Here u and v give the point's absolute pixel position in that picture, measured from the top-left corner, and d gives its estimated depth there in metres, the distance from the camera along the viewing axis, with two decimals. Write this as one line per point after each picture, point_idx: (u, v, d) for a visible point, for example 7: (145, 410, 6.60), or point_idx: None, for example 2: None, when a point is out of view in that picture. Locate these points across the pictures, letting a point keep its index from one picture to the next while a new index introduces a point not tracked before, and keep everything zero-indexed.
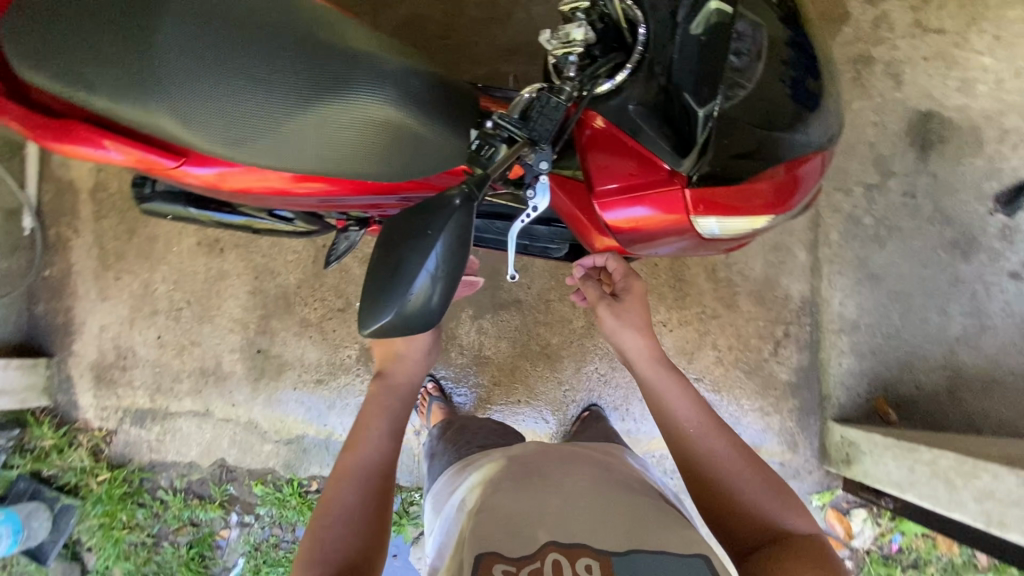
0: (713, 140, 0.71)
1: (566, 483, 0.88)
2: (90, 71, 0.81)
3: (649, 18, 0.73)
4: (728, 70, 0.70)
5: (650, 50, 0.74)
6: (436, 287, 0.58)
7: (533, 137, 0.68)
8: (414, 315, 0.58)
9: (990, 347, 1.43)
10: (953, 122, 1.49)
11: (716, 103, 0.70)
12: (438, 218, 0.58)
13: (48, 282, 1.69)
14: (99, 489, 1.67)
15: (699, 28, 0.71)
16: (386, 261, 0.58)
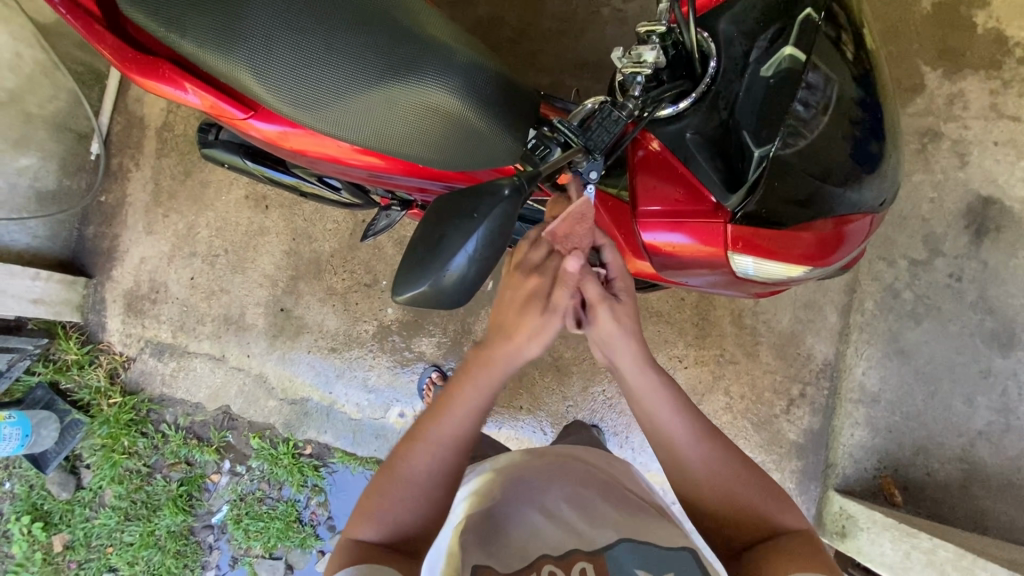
0: (764, 182, 0.72)
1: (554, 485, 0.90)
2: (183, 14, 0.86)
3: (722, 53, 0.74)
4: (792, 116, 0.71)
5: (717, 84, 0.75)
6: (474, 269, 0.60)
7: (587, 147, 0.71)
8: (445, 292, 0.60)
9: (1014, 448, 1.37)
10: (1014, 212, 1.45)
11: (773, 147, 0.71)
12: (488, 204, 0.59)
13: (102, 207, 1.78)
14: (108, 411, 1.73)
15: (769, 70, 0.73)
16: (428, 236, 0.60)
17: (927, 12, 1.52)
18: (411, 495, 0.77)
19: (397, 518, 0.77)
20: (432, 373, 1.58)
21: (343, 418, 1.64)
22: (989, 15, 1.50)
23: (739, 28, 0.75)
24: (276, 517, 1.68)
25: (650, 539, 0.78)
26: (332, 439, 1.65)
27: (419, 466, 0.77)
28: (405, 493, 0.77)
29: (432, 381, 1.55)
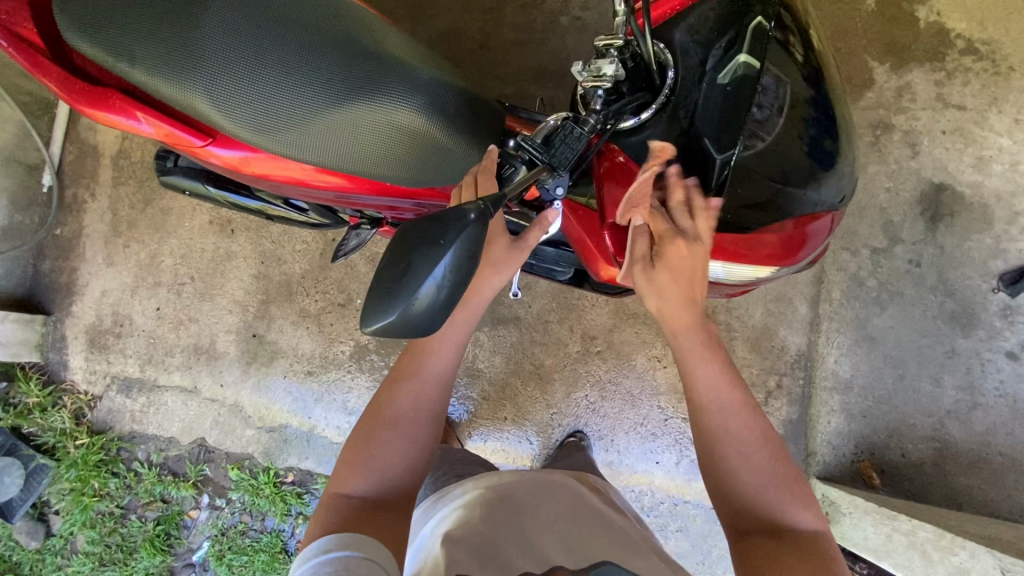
0: (724, 190, 0.73)
1: (544, 506, 0.90)
2: (134, 45, 0.84)
3: (679, 64, 0.76)
4: (748, 121, 0.72)
5: (676, 94, 0.76)
6: (441, 299, 0.59)
7: (553, 166, 0.70)
8: (412, 323, 0.58)
9: (981, 424, 1.42)
10: (965, 197, 1.51)
11: (733, 154, 0.72)
12: (451, 232, 0.59)
13: (58, 240, 1.71)
14: (75, 453, 1.66)
15: (725, 77, 0.73)
16: (394, 262, 0.59)
17: (871, 10, 1.59)
18: (400, 431, 0.87)
19: (384, 463, 0.85)
20: None
21: (324, 442, 1.60)
22: (929, 10, 1.57)
23: (691, 39, 0.76)
24: (260, 550, 1.63)
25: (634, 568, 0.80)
26: (314, 464, 1.61)
27: (400, 412, 0.87)
28: (389, 436, 0.86)
29: None
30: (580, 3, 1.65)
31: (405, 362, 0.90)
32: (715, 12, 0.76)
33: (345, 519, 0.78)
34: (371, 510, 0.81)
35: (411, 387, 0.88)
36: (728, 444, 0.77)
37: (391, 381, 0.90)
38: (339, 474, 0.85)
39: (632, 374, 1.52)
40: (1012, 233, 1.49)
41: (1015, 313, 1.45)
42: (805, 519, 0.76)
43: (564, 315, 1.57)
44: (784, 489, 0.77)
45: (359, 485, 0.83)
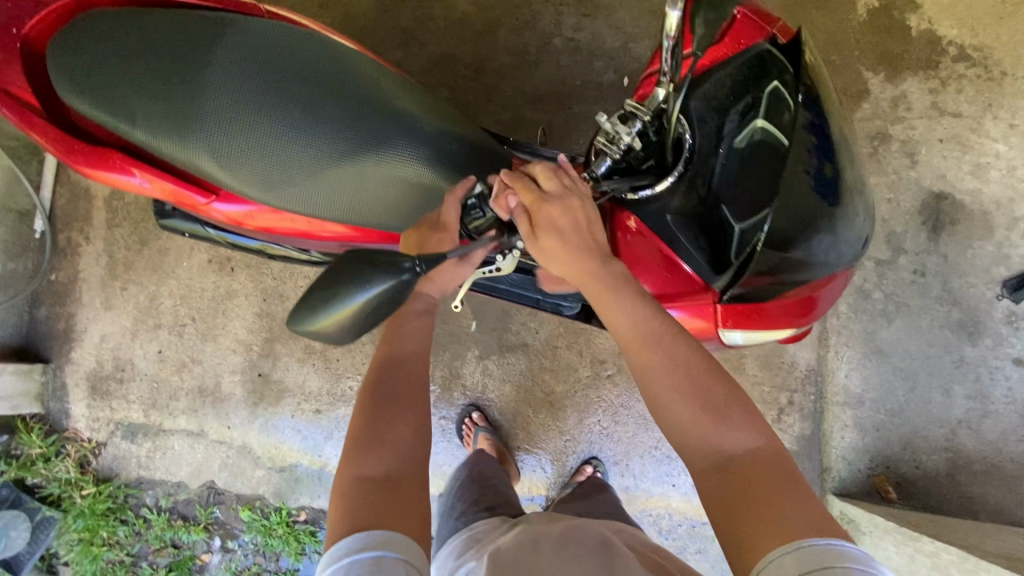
0: (750, 267, 0.70)
1: (573, 542, 0.87)
2: (133, 105, 0.83)
3: (695, 129, 0.71)
4: (773, 194, 0.67)
5: (693, 163, 0.70)
6: (350, 326, 0.59)
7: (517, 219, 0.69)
8: (319, 334, 0.59)
9: (992, 432, 1.43)
10: (964, 205, 1.52)
11: (761, 229, 0.67)
12: (380, 276, 0.57)
13: (53, 286, 1.68)
14: (82, 503, 1.63)
15: (743, 141, 0.69)
16: (329, 277, 0.57)
17: (863, 20, 1.59)
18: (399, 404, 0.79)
19: (392, 437, 0.77)
20: (470, 414, 1.55)
21: None
22: (920, 18, 1.58)
23: (706, 103, 0.73)
24: None
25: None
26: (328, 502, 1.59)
27: (394, 387, 0.80)
28: (390, 413, 0.78)
29: (473, 422, 1.54)
30: (572, 24, 1.64)
31: (382, 345, 0.84)
32: (733, 78, 0.73)
33: (367, 503, 0.71)
34: (394, 489, 0.73)
35: (395, 362, 0.82)
36: (656, 377, 0.71)
37: (376, 364, 0.83)
38: (346, 460, 0.76)
39: (643, 397, 1.52)
40: (1013, 239, 1.49)
41: (1020, 319, 1.46)
42: (747, 437, 0.69)
43: (573, 340, 1.56)
44: (728, 409, 0.70)
45: (375, 465, 0.74)
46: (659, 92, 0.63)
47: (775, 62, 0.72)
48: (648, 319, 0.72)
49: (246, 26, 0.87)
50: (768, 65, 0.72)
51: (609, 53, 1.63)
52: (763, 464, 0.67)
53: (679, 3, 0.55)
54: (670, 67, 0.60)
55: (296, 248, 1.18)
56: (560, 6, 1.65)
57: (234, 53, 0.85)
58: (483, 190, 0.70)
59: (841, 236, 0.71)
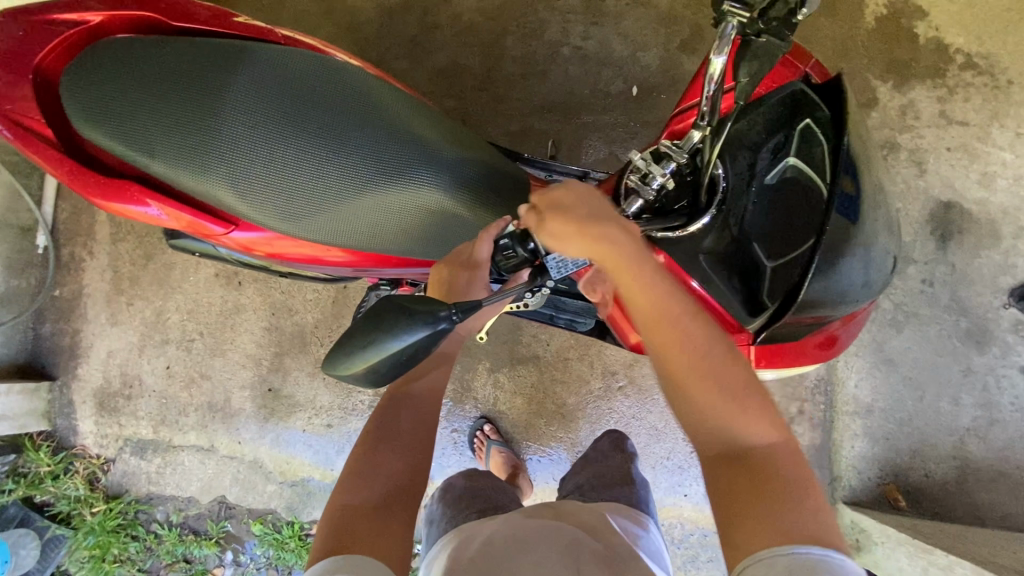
0: (792, 307, 0.66)
1: (557, 533, 0.83)
2: (152, 138, 0.83)
3: (729, 168, 0.72)
4: (816, 231, 0.65)
5: (728, 201, 0.71)
6: (385, 371, 0.58)
7: (545, 264, 0.67)
8: (354, 377, 0.58)
9: (999, 440, 1.44)
10: (972, 214, 1.52)
11: (803, 269, 0.65)
12: (417, 326, 0.56)
13: (58, 302, 1.66)
14: (92, 520, 1.62)
15: (774, 179, 0.70)
16: (366, 324, 0.57)
17: (871, 28, 1.59)
18: (401, 443, 0.82)
19: (385, 473, 0.79)
20: (481, 427, 1.55)
21: None
22: (928, 25, 1.58)
23: (739, 142, 0.74)
24: None
25: None
26: None
27: (398, 427, 0.83)
28: (388, 449, 0.81)
29: (484, 435, 1.53)
30: (580, 32, 1.63)
31: (394, 384, 0.89)
32: (766, 117, 0.74)
33: (343, 534, 0.72)
34: (372, 521, 0.74)
35: (403, 399, 0.86)
36: (675, 350, 0.67)
37: (385, 400, 0.87)
38: (337, 489, 0.79)
39: (655, 408, 1.53)
40: (1020, 248, 1.50)
41: None
42: (757, 431, 0.68)
43: (584, 351, 1.56)
44: (739, 399, 0.68)
45: (357, 496, 0.76)
46: (694, 134, 0.64)
47: (809, 100, 0.72)
48: (672, 295, 0.67)
49: (265, 55, 0.87)
50: (802, 104, 0.73)
51: (617, 61, 1.62)
52: (772, 457, 0.68)
53: (723, 48, 0.55)
54: (710, 105, 0.60)
55: (317, 273, 1.18)
56: (567, 14, 1.63)
57: (253, 83, 0.85)
58: (515, 230, 0.69)
59: (871, 270, 0.72)
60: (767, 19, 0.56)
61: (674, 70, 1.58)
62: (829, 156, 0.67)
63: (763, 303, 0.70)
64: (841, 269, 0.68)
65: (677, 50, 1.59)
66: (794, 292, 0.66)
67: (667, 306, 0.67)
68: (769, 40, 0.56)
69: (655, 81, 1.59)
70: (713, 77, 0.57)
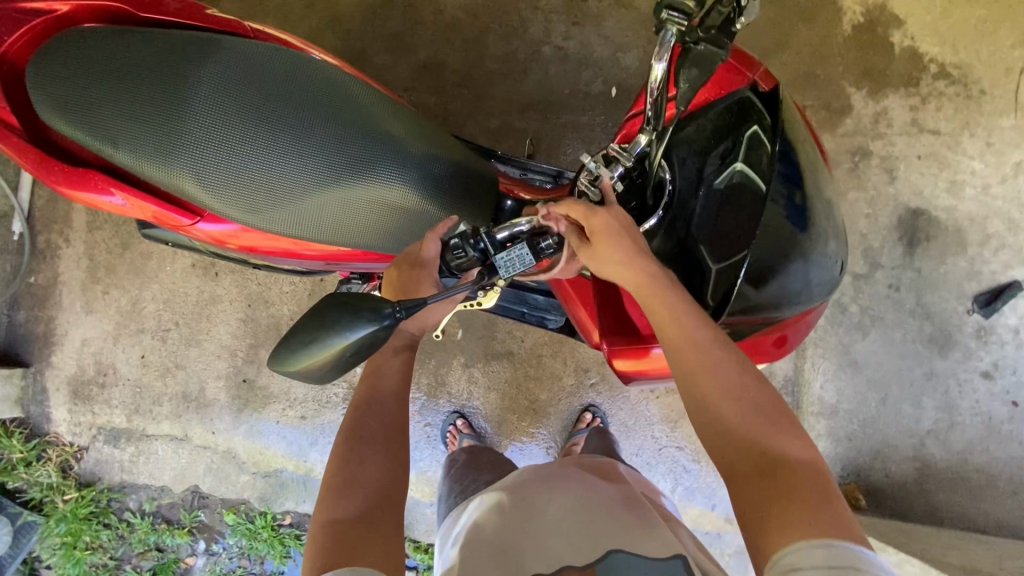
0: (727, 308, 0.70)
1: (555, 502, 0.84)
2: (115, 128, 0.84)
3: (677, 173, 0.75)
4: (753, 235, 0.68)
5: (674, 205, 0.74)
6: (330, 367, 0.59)
7: (494, 263, 0.67)
8: (300, 374, 0.59)
9: (959, 442, 1.48)
10: (940, 221, 1.55)
11: (739, 272, 0.68)
12: (361, 322, 0.58)
13: (33, 289, 1.66)
14: (64, 507, 1.63)
15: (721, 183, 0.72)
16: (309, 321, 0.58)
17: (847, 35, 1.61)
18: (376, 441, 0.80)
19: (369, 478, 0.77)
20: (455, 421, 1.56)
21: None
22: (903, 34, 1.60)
23: (689, 148, 0.76)
24: None
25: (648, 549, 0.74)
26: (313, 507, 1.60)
27: (371, 427, 0.80)
28: (363, 453, 0.78)
29: (457, 429, 1.55)
30: (562, 32, 1.64)
31: (360, 385, 0.84)
32: (714, 122, 0.77)
33: (338, 545, 0.71)
34: (366, 524, 0.74)
35: (370, 399, 0.82)
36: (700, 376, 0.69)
37: (353, 405, 0.83)
38: (320, 505, 0.76)
39: (626, 405, 1.55)
40: (985, 256, 1.54)
41: (989, 333, 1.51)
42: (796, 448, 0.68)
43: (558, 348, 1.58)
44: (772, 421, 0.69)
45: (344, 508, 0.75)
46: (641, 139, 0.66)
47: (754, 108, 0.75)
48: (689, 319, 0.69)
49: (230, 47, 0.88)
50: (748, 111, 0.75)
51: (598, 62, 1.63)
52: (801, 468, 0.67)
53: (663, 55, 0.58)
54: (654, 112, 0.62)
55: (290, 266, 1.19)
56: (549, 13, 1.64)
57: (217, 75, 0.85)
58: (463, 230, 0.70)
59: (818, 273, 0.74)
60: (705, 28, 0.60)
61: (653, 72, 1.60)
62: (771, 160, 0.70)
63: (705, 304, 0.72)
64: (780, 274, 0.70)
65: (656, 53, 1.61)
66: (728, 293, 0.69)
67: (683, 333, 0.69)
68: (708, 48, 0.59)
69: (635, 83, 1.61)
70: (654, 83, 0.59)
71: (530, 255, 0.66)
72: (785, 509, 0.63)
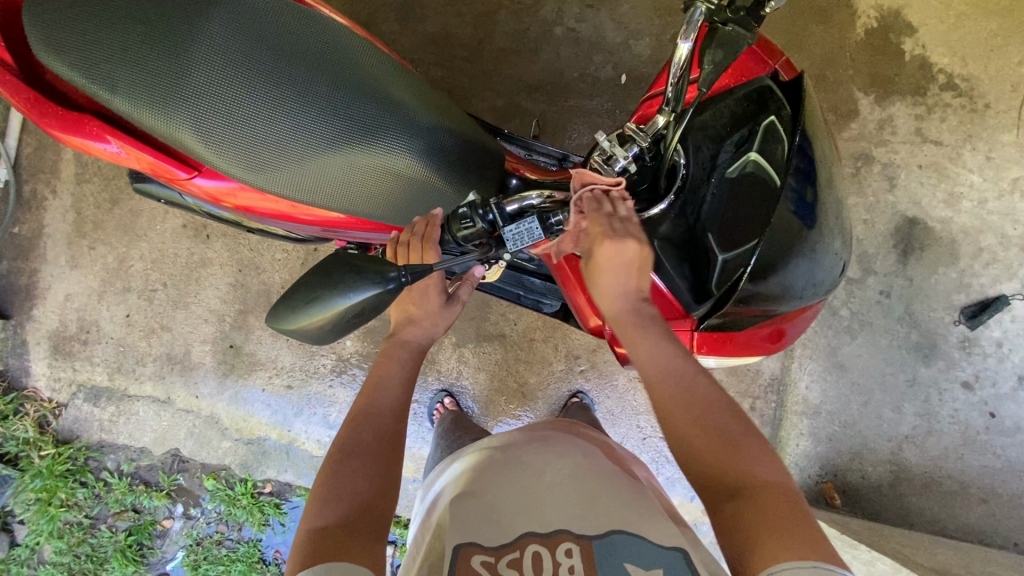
0: (732, 298, 0.69)
1: (551, 466, 0.84)
2: (114, 70, 0.80)
3: (691, 157, 0.74)
4: (764, 225, 0.67)
5: (684, 190, 0.73)
6: (331, 328, 0.58)
7: (502, 236, 0.66)
8: (299, 332, 0.58)
9: (935, 449, 1.51)
10: (935, 232, 1.57)
11: (748, 260, 0.67)
12: (365, 285, 0.56)
13: (16, 239, 1.61)
14: (40, 463, 1.60)
15: (734, 172, 0.71)
16: (313, 280, 0.57)
17: (860, 39, 1.60)
18: (369, 450, 0.80)
19: (357, 489, 0.76)
20: (442, 399, 1.56)
21: (304, 455, 1.58)
22: (914, 42, 1.60)
23: (704, 133, 0.75)
24: (236, 560, 1.61)
25: (642, 533, 0.71)
26: (294, 477, 1.59)
27: (362, 440, 0.80)
28: (353, 465, 0.78)
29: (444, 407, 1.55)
30: (574, 14, 1.61)
31: (359, 398, 0.85)
32: (732, 108, 0.76)
33: (319, 550, 0.68)
34: (349, 536, 0.71)
35: (369, 412, 0.83)
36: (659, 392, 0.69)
37: (350, 418, 0.83)
38: (305, 515, 0.75)
39: (613, 393, 1.56)
40: (976, 268, 1.56)
41: (973, 345, 1.53)
42: (764, 469, 0.64)
43: (550, 333, 1.58)
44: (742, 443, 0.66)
45: (326, 517, 0.73)
46: (659, 119, 0.65)
47: (775, 98, 0.74)
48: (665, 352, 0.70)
49: None
50: (768, 101, 0.74)
51: (609, 47, 1.60)
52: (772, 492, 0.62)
53: (690, 34, 0.57)
54: (674, 93, 0.61)
55: (285, 231, 1.17)
56: None
57: (225, 26, 0.82)
58: (474, 200, 0.68)
59: (822, 267, 0.73)
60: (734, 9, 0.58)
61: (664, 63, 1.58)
62: (788, 153, 0.69)
63: (710, 291, 0.72)
64: (785, 267, 0.70)
65: (668, 42, 1.59)
66: (734, 282, 0.69)
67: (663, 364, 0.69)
68: (734, 29, 0.60)
69: (645, 71, 1.59)
70: (678, 64, 0.58)
71: (539, 228, 0.65)
72: (759, 531, 0.59)
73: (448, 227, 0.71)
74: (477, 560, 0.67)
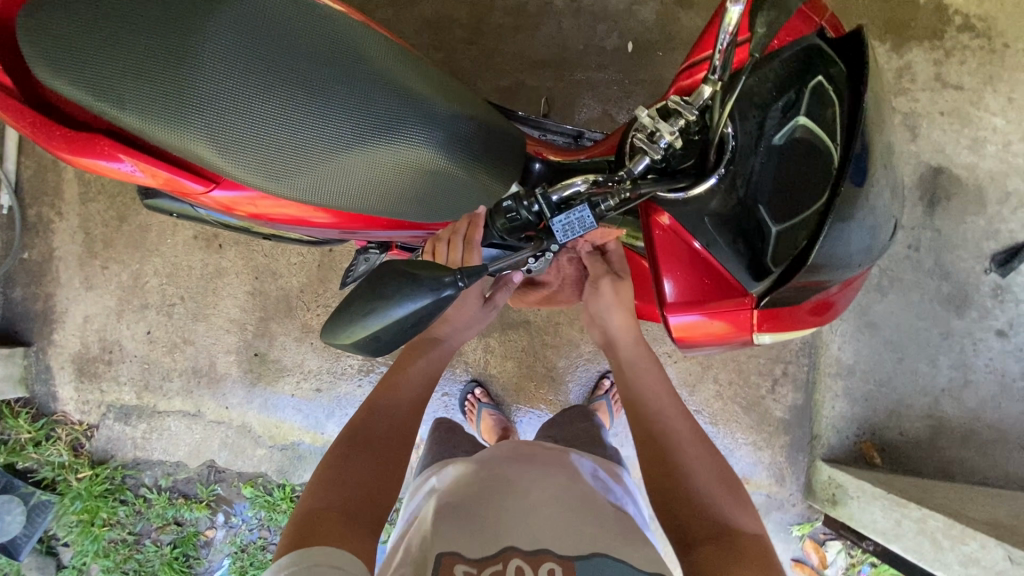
0: (800, 271, 0.65)
1: (535, 485, 0.86)
2: (120, 86, 0.77)
3: (738, 127, 0.70)
4: (822, 190, 0.64)
5: (735, 161, 0.70)
6: (388, 338, 0.56)
7: (552, 228, 0.66)
8: (356, 345, 0.56)
9: (972, 400, 1.50)
10: (960, 180, 1.53)
11: (806, 229, 0.64)
12: (421, 292, 0.55)
13: (27, 265, 1.59)
14: (78, 485, 1.61)
15: (782, 139, 0.68)
16: (364, 293, 0.56)
17: None
18: (378, 445, 0.87)
19: (357, 480, 0.82)
20: (473, 391, 1.56)
21: None
22: None
23: (748, 101, 0.71)
24: None
25: (621, 557, 0.74)
26: None
27: (375, 434, 0.88)
28: (362, 455, 0.85)
29: (476, 399, 1.54)
30: None
31: (378, 390, 0.94)
32: (777, 73, 0.72)
33: (309, 531, 0.74)
34: (340, 523, 0.77)
35: (385, 404, 0.91)
36: (675, 445, 0.92)
37: (366, 407, 0.92)
38: (306, 494, 0.81)
39: None
40: (1004, 214, 1.52)
41: (1005, 293, 1.51)
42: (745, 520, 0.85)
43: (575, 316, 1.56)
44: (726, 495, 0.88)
45: (326, 502, 0.79)
46: (705, 90, 0.61)
47: (825, 58, 0.70)
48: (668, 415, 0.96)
49: None
50: (817, 61, 0.70)
51: (613, 15, 1.54)
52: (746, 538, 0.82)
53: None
54: (722, 60, 0.57)
55: (301, 235, 1.15)
56: None
57: (229, 27, 0.78)
58: (517, 192, 0.67)
59: (877, 231, 0.70)
60: None
61: (671, 26, 1.52)
62: (839, 117, 0.65)
63: (767, 269, 0.70)
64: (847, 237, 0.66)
65: (674, 4, 1.53)
66: (803, 256, 0.65)
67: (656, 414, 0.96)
68: None
69: (652, 37, 1.53)
70: (730, 29, 0.54)
71: (591, 216, 0.64)
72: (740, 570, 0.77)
73: (495, 219, 0.70)
74: (457, 569, 0.70)
